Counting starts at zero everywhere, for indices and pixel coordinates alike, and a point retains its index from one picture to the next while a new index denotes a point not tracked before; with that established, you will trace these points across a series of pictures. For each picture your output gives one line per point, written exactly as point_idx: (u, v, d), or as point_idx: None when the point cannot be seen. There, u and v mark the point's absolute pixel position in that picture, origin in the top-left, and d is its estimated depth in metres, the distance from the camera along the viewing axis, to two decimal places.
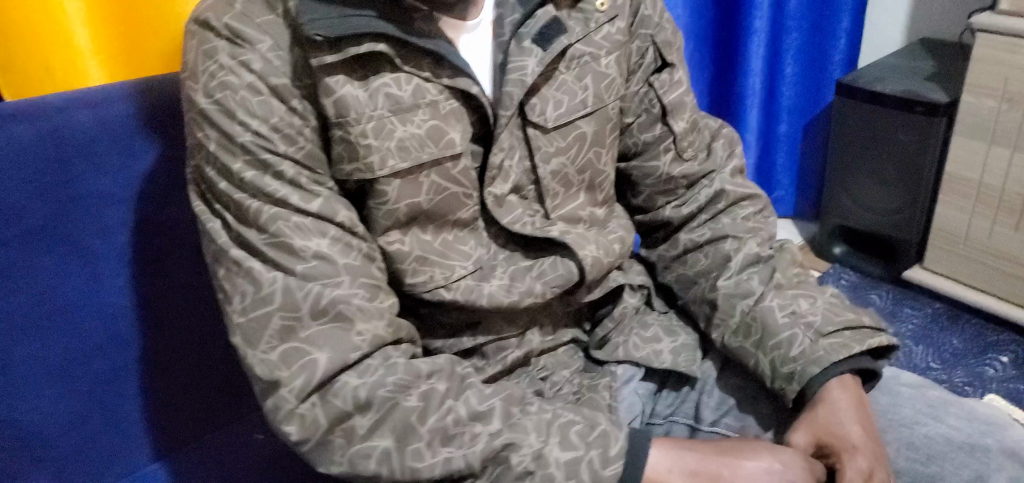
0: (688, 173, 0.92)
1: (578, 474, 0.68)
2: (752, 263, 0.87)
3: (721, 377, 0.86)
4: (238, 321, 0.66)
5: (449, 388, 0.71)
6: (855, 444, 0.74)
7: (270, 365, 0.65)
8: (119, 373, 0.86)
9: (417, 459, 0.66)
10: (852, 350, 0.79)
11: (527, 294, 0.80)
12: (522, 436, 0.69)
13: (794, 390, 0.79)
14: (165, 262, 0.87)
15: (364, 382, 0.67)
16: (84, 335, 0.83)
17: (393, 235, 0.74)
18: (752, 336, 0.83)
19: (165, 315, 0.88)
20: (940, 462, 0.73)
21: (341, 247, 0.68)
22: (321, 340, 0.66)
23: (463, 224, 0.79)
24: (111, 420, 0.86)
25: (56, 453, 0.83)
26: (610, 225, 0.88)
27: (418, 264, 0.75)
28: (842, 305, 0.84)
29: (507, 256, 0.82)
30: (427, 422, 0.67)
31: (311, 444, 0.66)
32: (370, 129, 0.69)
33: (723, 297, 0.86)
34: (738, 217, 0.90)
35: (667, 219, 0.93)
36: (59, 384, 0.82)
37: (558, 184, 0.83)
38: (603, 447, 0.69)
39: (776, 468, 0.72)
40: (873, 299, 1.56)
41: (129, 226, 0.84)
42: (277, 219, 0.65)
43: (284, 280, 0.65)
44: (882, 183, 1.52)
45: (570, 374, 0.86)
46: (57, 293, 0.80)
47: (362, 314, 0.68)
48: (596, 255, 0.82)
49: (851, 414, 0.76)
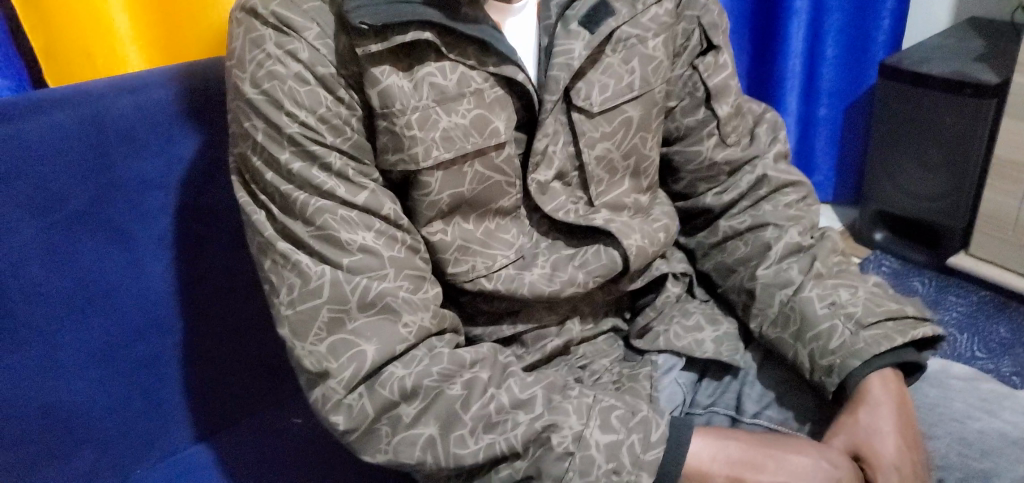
0: (732, 159, 0.89)
1: (618, 456, 0.66)
2: (792, 253, 0.85)
3: (763, 367, 0.85)
4: (286, 313, 0.65)
5: (491, 376, 0.71)
6: (893, 455, 0.71)
7: (318, 356, 0.65)
8: (162, 357, 0.86)
9: (461, 446, 0.65)
10: (894, 342, 0.76)
11: (569, 283, 0.78)
12: (563, 417, 0.67)
13: (833, 383, 0.77)
14: (205, 247, 0.88)
15: (409, 372, 0.66)
16: (128, 319, 0.83)
17: (436, 226, 0.73)
18: (791, 327, 0.81)
19: (206, 299, 0.89)
20: (994, 458, 0.71)
21: (386, 240, 0.68)
22: (369, 331, 0.66)
23: (506, 213, 0.77)
24: (154, 403, 0.87)
25: (101, 437, 0.83)
26: (654, 212, 0.86)
27: (460, 253, 0.74)
28: (886, 294, 0.81)
29: (549, 245, 0.81)
30: (471, 410, 0.67)
31: (358, 433, 0.65)
32: (415, 120, 0.67)
33: (761, 287, 0.84)
34: (780, 204, 0.88)
35: (707, 206, 0.90)
36: (104, 367, 0.82)
37: (603, 170, 0.82)
38: (644, 432, 0.67)
39: (823, 466, 0.70)
40: (918, 287, 1.53)
41: (170, 210, 0.84)
42: (324, 211, 0.65)
43: (331, 273, 0.65)
44: (926, 168, 1.49)
45: (610, 363, 0.84)
46: (100, 278, 0.80)
47: (408, 306, 0.68)
48: (640, 245, 0.81)
49: (890, 421, 0.72)
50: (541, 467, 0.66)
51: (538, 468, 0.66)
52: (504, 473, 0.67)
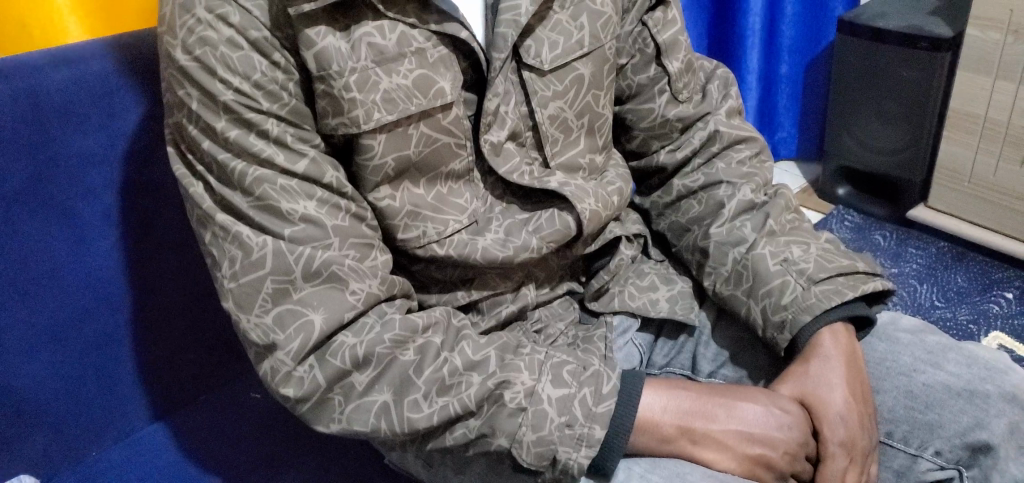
0: (684, 116, 0.88)
1: (571, 409, 0.67)
2: (745, 210, 0.84)
3: (718, 326, 0.84)
4: (229, 287, 0.65)
5: (445, 340, 0.70)
6: (840, 405, 0.73)
7: (264, 328, 0.64)
8: (113, 336, 0.84)
9: (414, 410, 0.65)
10: (844, 297, 0.77)
11: (523, 248, 0.76)
12: (515, 374, 0.68)
13: (785, 339, 0.78)
14: (154, 222, 0.85)
15: (360, 341, 0.66)
16: (73, 299, 0.81)
17: (383, 191, 0.71)
18: (744, 284, 0.81)
19: (157, 276, 0.86)
20: (938, 410, 0.73)
21: (329, 209, 0.66)
22: (316, 300, 0.65)
23: (457, 176, 0.76)
24: (106, 385, 0.85)
25: (53, 420, 0.81)
26: (609, 174, 0.85)
27: (410, 219, 0.73)
28: (837, 251, 0.82)
29: (503, 209, 0.79)
30: (424, 374, 0.67)
31: (310, 404, 0.65)
32: (354, 81, 0.66)
33: (715, 246, 0.83)
34: (733, 161, 0.87)
35: (661, 164, 0.90)
36: (50, 349, 0.79)
37: (558, 129, 0.80)
38: (595, 385, 0.69)
39: (773, 412, 0.72)
40: (880, 243, 1.52)
41: (115, 187, 0.82)
42: (263, 181, 0.64)
43: (273, 244, 0.64)
44: (885, 122, 1.49)
45: (565, 326, 0.83)
46: (43, 256, 0.78)
47: (355, 274, 0.67)
48: (595, 209, 0.78)
49: (839, 373, 0.74)
50: (495, 424, 0.66)
51: (492, 425, 0.67)
52: (459, 432, 0.67)
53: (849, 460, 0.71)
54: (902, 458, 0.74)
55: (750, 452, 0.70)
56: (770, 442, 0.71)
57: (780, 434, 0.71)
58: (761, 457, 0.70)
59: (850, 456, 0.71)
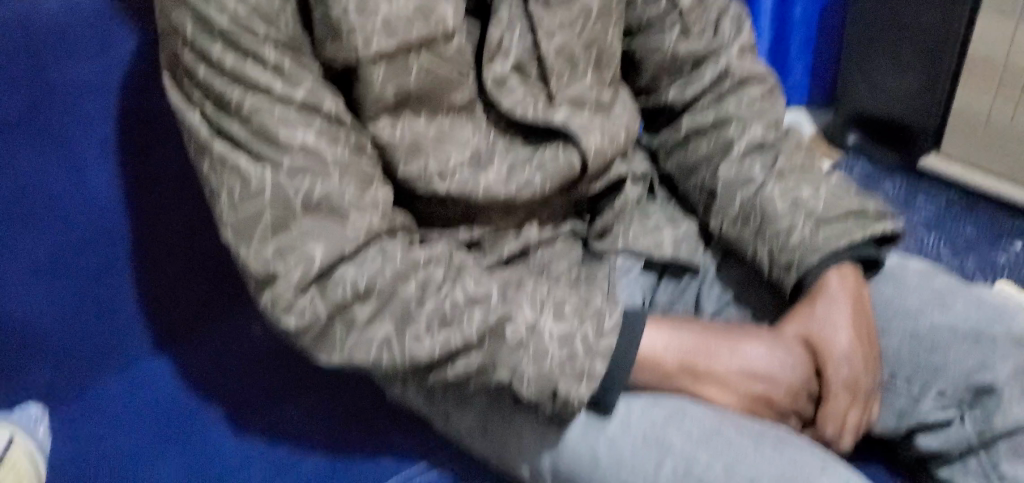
0: (694, 51, 0.85)
1: (571, 343, 0.67)
2: (754, 150, 0.83)
3: (723, 267, 0.83)
4: (228, 217, 0.64)
5: (446, 274, 0.68)
6: (844, 346, 0.73)
7: (265, 259, 0.63)
8: (113, 269, 0.84)
9: (416, 343, 0.66)
10: (852, 237, 0.76)
11: (527, 184, 0.75)
12: (516, 308, 0.68)
13: (791, 281, 0.77)
14: (149, 153, 0.82)
15: (362, 274, 0.65)
16: (72, 230, 0.80)
17: (383, 123, 0.69)
18: (751, 225, 0.79)
19: (155, 208, 0.84)
20: (943, 352, 0.72)
21: (328, 140, 0.65)
22: (317, 232, 0.64)
23: (460, 109, 0.73)
24: (109, 316, 0.85)
25: (57, 349, 0.83)
26: (616, 111, 0.81)
27: (411, 153, 0.71)
28: (849, 192, 0.80)
29: (505, 145, 0.76)
30: (425, 308, 0.66)
31: (312, 335, 0.65)
32: (353, 7, 0.64)
33: (723, 185, 0.82)
34: (744, 100, 0.85)
35: (669, 102, 0.87)
36: (50, 279, 0.80)
37: (563, 63, 0.77)
38: (597, 320, 0.68)
39: (777, 352, 0.72)
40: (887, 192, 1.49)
41: (112, 117, 0.79)
42: (260, 110, 0.62)
43: (272, 174, 0.63)
44: (906, 63, 1.43)
45: (569, 266, 0.82)
46: (41, 188, 0.77)
47: (356, 207, 0.66)
48: (601, 145, 0.77)
49: (845, 314, 0.73)
50: (497, 359, 0.67)
51: (493, 358, 0.67)
52: (460, 365, 0.67)
53: (851, 400, 0.72)
54: (903, 399, 0.74)
55: (753, 390, 0.71)
56: (773, 380, 0.71)
57: (783, 373, 0.71)
58: (763, 395, 0.71)
59: (852, 395, 0.72)
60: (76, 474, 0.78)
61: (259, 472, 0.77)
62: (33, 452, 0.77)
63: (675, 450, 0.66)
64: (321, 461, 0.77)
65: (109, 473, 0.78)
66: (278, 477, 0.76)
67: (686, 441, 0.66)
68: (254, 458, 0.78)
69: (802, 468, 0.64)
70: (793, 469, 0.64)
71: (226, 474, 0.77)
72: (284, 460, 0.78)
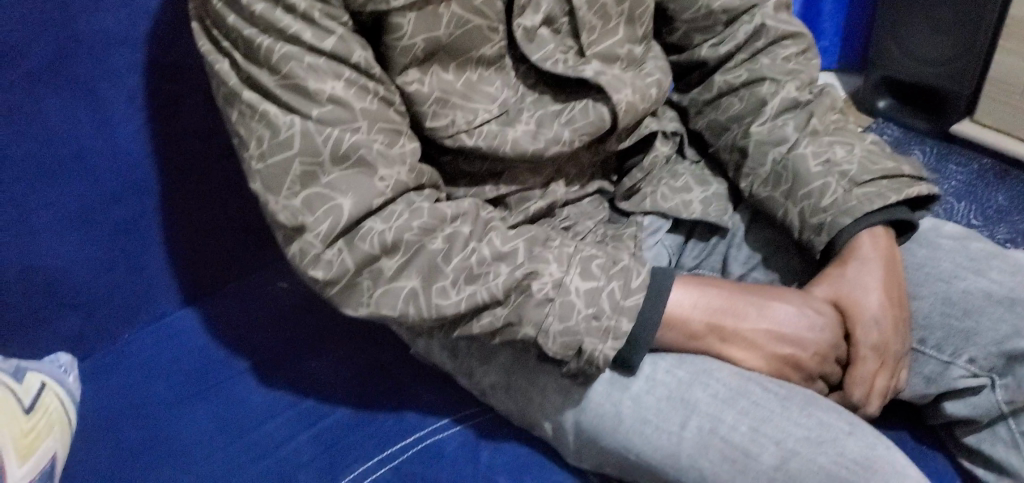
0: (728, 7, 0.83)
1: (598, 301, 0.66)
2: (788, 109, 0.81)
3: (752, 229, 0.82)
4: (257, 167, 0.63)
5: (473, 231, 0.68)
6: (874, 309, 0.72)
7: (293, 210, 0.63)
8: (139, 221, 0.84)
9: (442, 297, 0.65)
10: (888, 201, 0.75)
11: (555, 141, 0.74)
12: (543, 265, 0.67)
13: (822, 242, 0.76)
14: (178, 107, 0.83)
15: (390, 227, 0.64)
16: (100, 182, 0.80)
17: (412, 75, 0.68)
18: (782, 185, 0.78)
19: (183, 161, 0.85)
20: (976, 318, 0.71)
21: (357, 91, 0.64)
22: (345, 184, 0.63)
23: (488, 63, 0.72)
24: (137, 268, 0.86)
25: (86, 301, 0.83)
26: (648, 66, 0.81)
27: (439, 106, 0.69)
28: (884, 153, 0.78)
29: (535, 100, 0.76)
30: (451, 263, 0.66)
31: (339, 287, 0.65)
32: None
33: (754, 145, 0.80)
34: (778, 58, 0.83)
35: (703, 59, 0.85)
36: (80, 231, 0.80)
37: (595, 16, 0.76)
38: (624, 279, 0.67)
39: (806, 313, 0.71)
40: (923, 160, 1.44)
41: (139, 68, 0.80)
42: (290, 59, 0.62)
43: (301, 124, 0.62)
44: (937, 30, 1.38)
45: (594, 225, 0.81)
46: (69, 138, 0.77)
47: (384, 160, 0.65)
48: (631, 101, 0.75)
49: (876, 277, 0.72)
50: (522, 314, 0.66)
51: (519, 314, 0.66)
52: (486, 320, 0.67)
53: (879, 364, 0.71)
54: (933, 365, 0.73)
55: (778, 351, 0.70)
56: (802, 343, 0.70)
57: (811, 336, 0.70)
58: (790, 358, 0.70)
59: (880, 359, 0.71)
60: (107, 425, 0.78)
61: (285, 422, 0.78)
62: (63, 398, 0.78)
63: (700, 409, 0.66)
64: (347, 414, 0.78)
65: (139, 423, 0.78)
66: (305, 427, 0.77)
67: (712, 400, 0.66)
68: (277, 409, 0.79)
69: (827, 429, 0.64)
70: (818, 431, 0.64)
71: (254, 425, 0.78)
72: (310, 410, 0.79)
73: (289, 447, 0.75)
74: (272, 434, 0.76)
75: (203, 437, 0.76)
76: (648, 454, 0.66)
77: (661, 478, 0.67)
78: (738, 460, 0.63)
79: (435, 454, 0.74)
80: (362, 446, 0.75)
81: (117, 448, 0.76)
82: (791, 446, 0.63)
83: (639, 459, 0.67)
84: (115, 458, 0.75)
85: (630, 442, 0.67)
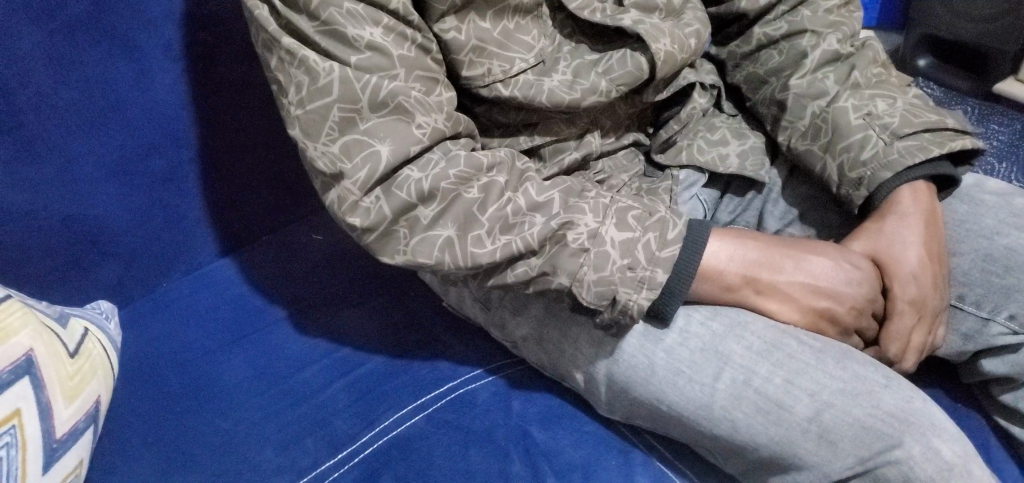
0: None
1: (633, 252, 0.66)
2: (829, 61, 0.80)
3: (788, 184, 0.82)
4: (296, 114, 0.63)
5: (508, 181, 0.68)
6: (913, 264, 0.71)
7: (331, 158, 0.63)
8: (176, 172, 0.85)
9: (478, 246, 0.65)
10: (930, 154, 0.73)
11: (591, 91, 0.73)
12: (578, 215, 0.66)
13: (861, 197, 0.75)
14: (214, 58, 0.84)
15: (426, 175, 0.64)
16: (140, 132, 0.81)
17: (449, 22, 0.67)
18: (822, 138, 0.77)
19: (221, 112, 0.87)
20: (1018, 275, 0.70)
21: (395, 38, 0.64)
22: (383, 132, 0.63)
23: (525, 11, 0.72)
24: (175, 218, 0.87)
25: (126, 250, 0.84)
26: (686, 16, 0.79)
27: (475, 55, 0.69)
28: (926, 107, 0.77)
29: (571, 49, 0.76)
30: (487, 212, 0.65)
31: (377, 234, 0.65)
32: None
33: (793, 98, 0.79)
34: (820, 10, 0.82)
35: (742, 11, 0.83)
36: (121, 181, 0.81)
37: None
38: (660, 231, 0.67)
39: (843, 267, 0.71)
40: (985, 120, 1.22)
41: (176, 18, 0.80)
42: (329, 5, 0.62)
43: (340, 70, 0.62)
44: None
45: (629, 178, 0.81)
46: (109, 87, 0.77)
47: (422, 108, 0.65)
48: (670, 51, 0.74)
49: (916, 231, 0.71)
50: (557, 263, 0.66)
51: (553, 264, 0.66)
52: (520, 270, 0.67)
53: (916, 319, 0.71)
54: (972, 321, 0.72)
55: (816, 305, 0.70)
56: (838, 296, 0.70)
57: (849, 289, 0.70)
58: (826, 311, 0.70)
59: (917, 314, 0.71)
60: (148, 371, 0.80)
61: (321, 369, 0.79)
62: (104, 343, 0.78)
63: (734, 361, 0.66)
64: (380, 363, 0.80)
65: (180, 370, 0.80)
66: (340, 375, 0.78)
67: (746, 352, 0.66)
68: (313, 357, 0.80)
69: (863, 382, 0.63)
70: (854, 384, 0.63)
71: (290, 372, 0.79)
72: (345, 359, 0.80)
73: (325, 394, 0.76)
74: (308, 382, 0.78)
75: (242, 384, 0.78)
76: (681, 406, 0.66)
77: (692, 428, 0.67)
78: (772, 412, 0.63)
79: (468, 402, 0.75)
80: (396, 394, 0.76)
81: (159, 393, 0.77)
82: (826, 398, 0.62)
83: (671, 410, 0.67)
84: (157, 404, 0.76)
85: (663, 393, 0.67)
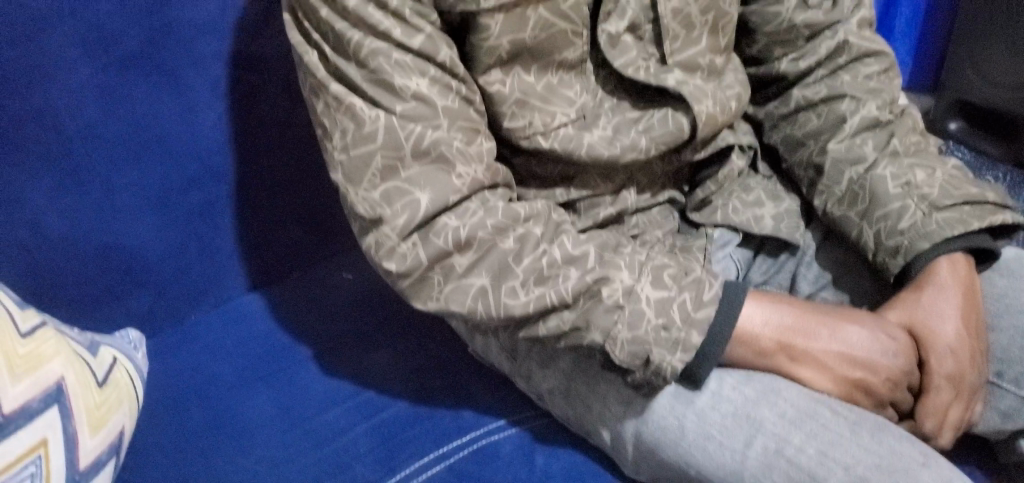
0: (813, 23, 0.83)
1: (668, 312, 0.65)
2: (868, 128, 0.80)
3: (822, 248, 0.82)
4: (340, 158, 0.64)
5: (544, 232, 0.67)
6: (950, 337, 0.71)
7: (372, 203, 0.64)
8: (213, 206, 0.86)
9: (511, 297, 0.65)
10: (969, 227, 0.73)
11: (631, 147, 0.74)
12: (614, 271, 0.66)
13: (897, 265, 0.75)
14: (258, 96, 0.85)
15: (463, 224, 0.64)
16: (181, 165, 0.82)
17: (495, 75, 0.69)
18: (858, 206, 0.77)
19: (260, 150, 0.88)
20: None
21: (440, 89, 0.65)
22: (424, 180, 0.64)
23: (570, 66, 0.72)
24: (208, 250, 0.88)
25: (158, 280, 0.84)
26: (728, 78, 0.80)
27: (519, 107, 0.70)
28: (966, 179, 0.77)
29: (613, 105, 0.76)
30: (522, 263, 0.65)
31: (411, 279, 0.65)
32: None
33: (831, 162, 0.80)
34: (860, 75, 0.82)
35: (782, 73, 0.84)
36: (158, 212, 0.82)
37: (680, 24, 0.75)
38: (696, 291, 0.66)
39: (880, 337, 0.70)
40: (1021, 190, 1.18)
41: (224, 58, 0.82)
42: (378, 54, 0.62)
43: (385, 119, 0.63)
44: None
45: (663, 235, 0.81)
46: (154, 121, 0.79)
47: (462, 157, 0.65)
48: (712, 113, 0.76)
49: (953, 303, 0.71)
50: (590, 318, 0.65)
51: (586, 319, 0.65)
52: (553, 323, 0.66)
53: (954, 395, 0.70)
54: (1011, 400, 0.71)
55: (850, 375, 0.69)
56: (874, 367, 0.69)
57: (885, 360, 0.69)
58: (861, 381, 0.69)
59: (955, 390, 0.70)
60: (173, 403, 0.80)
61: (344, 412, 0.78)
62: (131, 373, 0.78)
63: (767, 429, 0.64)
64: (404, 408, 0.79)
65: (202, 405, 0.79)
66: (362, 418, 0.78)
67: (780, 419, 0.65)
68: (339, 397, 0.80)
69: (901, 459, 0.62)
70: (890, 460, 0.62)
71: (316, 412, 0.78)
72: (370, 402, 0.80)
73: (347, 437, 0.75)
74: (329, 424, 0.77)
75: (265, 422, 0.77)
76: (709, 471, 0.65)
77: None
78: None
79: (490, 454, 0.74)
80: (418, 441, 0.75)
81: (181, 427, 0.77)
82: (860, 472, 0.61)
83: (699, 475, 0.66)
84: (179, 437, 0.76)
85: (691, 456, 0.66)
